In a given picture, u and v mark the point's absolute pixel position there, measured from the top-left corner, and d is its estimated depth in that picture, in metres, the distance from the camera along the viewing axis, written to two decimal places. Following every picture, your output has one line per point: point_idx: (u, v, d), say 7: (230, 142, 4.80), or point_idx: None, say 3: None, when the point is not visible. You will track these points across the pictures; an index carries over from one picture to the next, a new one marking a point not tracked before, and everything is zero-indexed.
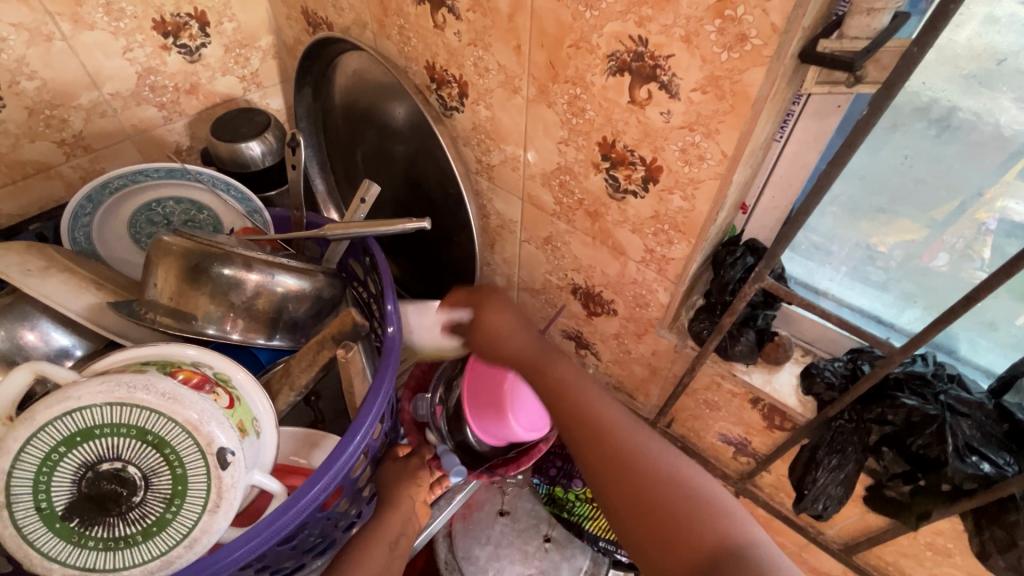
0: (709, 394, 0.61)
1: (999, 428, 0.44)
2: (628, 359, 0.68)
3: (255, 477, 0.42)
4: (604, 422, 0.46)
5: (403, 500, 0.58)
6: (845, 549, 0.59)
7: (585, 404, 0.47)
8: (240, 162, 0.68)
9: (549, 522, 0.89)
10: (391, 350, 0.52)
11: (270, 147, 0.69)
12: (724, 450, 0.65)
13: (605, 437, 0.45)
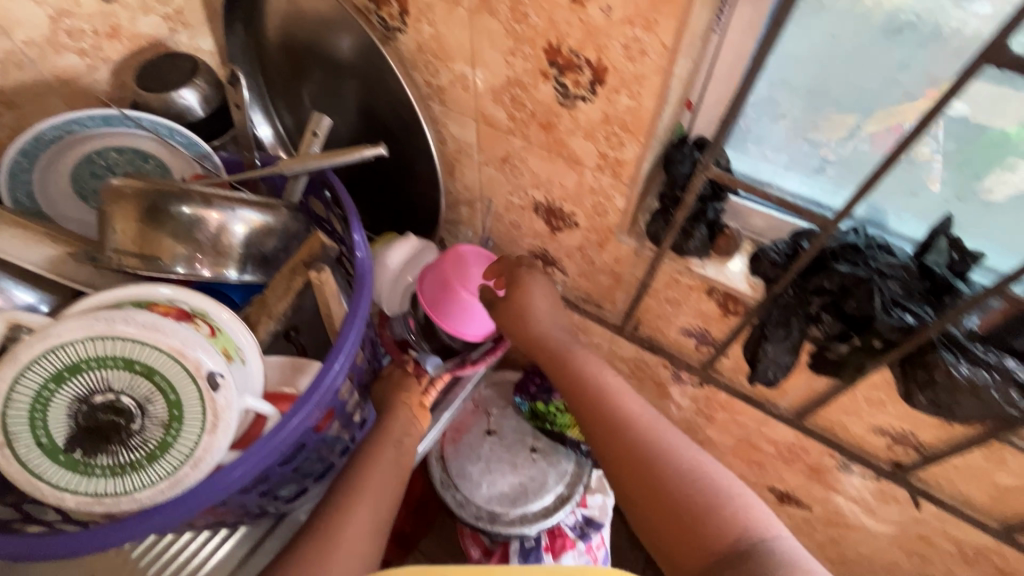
0: (670, 292, 0.65)
1: (922, 285, 0.50)
2: (593, 269, 0.71)
3: (247, 400, 0.44)
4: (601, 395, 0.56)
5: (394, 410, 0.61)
6: (797, 415, 0.66)
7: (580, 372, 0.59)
8: (173, 112, 0.65)
9: (535, 435, 0.96)
10: (364, 277, 0.53)
11: (202, 93, 0.66)
12: (687, 343, 0.70)
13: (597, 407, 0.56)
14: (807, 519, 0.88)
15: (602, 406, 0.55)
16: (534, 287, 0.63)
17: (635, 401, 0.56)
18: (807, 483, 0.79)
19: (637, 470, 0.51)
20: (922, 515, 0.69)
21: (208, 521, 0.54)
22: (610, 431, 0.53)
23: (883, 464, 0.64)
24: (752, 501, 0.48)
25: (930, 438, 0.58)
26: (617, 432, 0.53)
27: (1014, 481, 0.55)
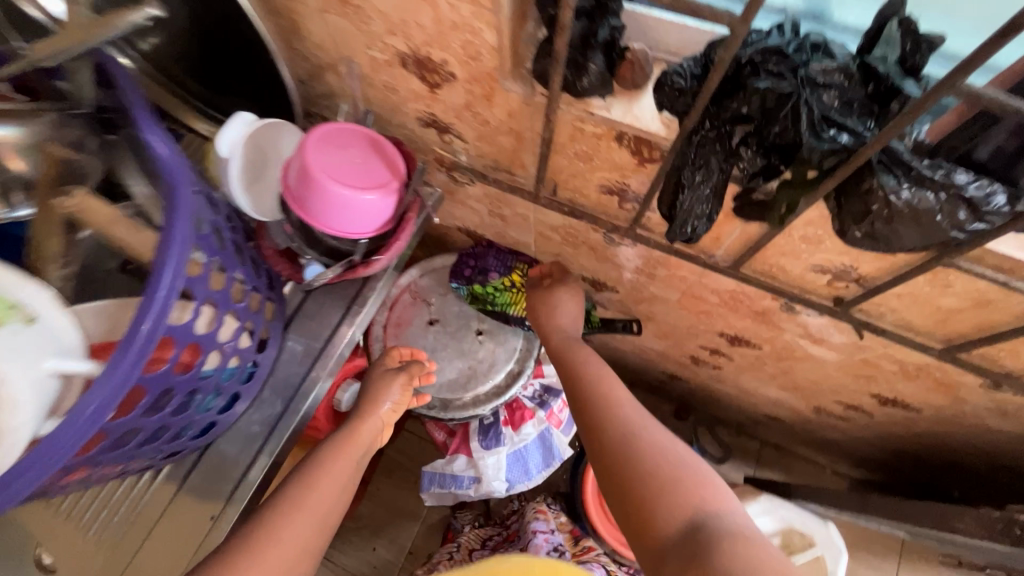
0: (578, 145, 0.54)
1: (863, 91, 0.39)
2: (490, 131, 0.59)
3: (46, 365, 0.38)
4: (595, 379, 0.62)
5: (384, 388, 0.70)
6: (732, 264, 0.59)
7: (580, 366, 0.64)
8: None
9: (479, 318, 0.92)
10: (176, 191, 0.43)
11: None
12: (609, 201, 0.61)
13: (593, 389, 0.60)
14: (758, 356, 0.87)
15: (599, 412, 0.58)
16: (562, 292, 0.78)
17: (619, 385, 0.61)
18: (754, 325, 0.76)
19: (615, 433, 0.55)
20: (866, 343, 0.66)
21: (102, 476, 0.50)
22: (604, 410, 0.57)
23: (824, 302, 0.59)
24: (773, 555, 0.45)
25: (871, 270, 0.51)
26: (608, 442, 0.55)
27: (958, 302, 0.51)
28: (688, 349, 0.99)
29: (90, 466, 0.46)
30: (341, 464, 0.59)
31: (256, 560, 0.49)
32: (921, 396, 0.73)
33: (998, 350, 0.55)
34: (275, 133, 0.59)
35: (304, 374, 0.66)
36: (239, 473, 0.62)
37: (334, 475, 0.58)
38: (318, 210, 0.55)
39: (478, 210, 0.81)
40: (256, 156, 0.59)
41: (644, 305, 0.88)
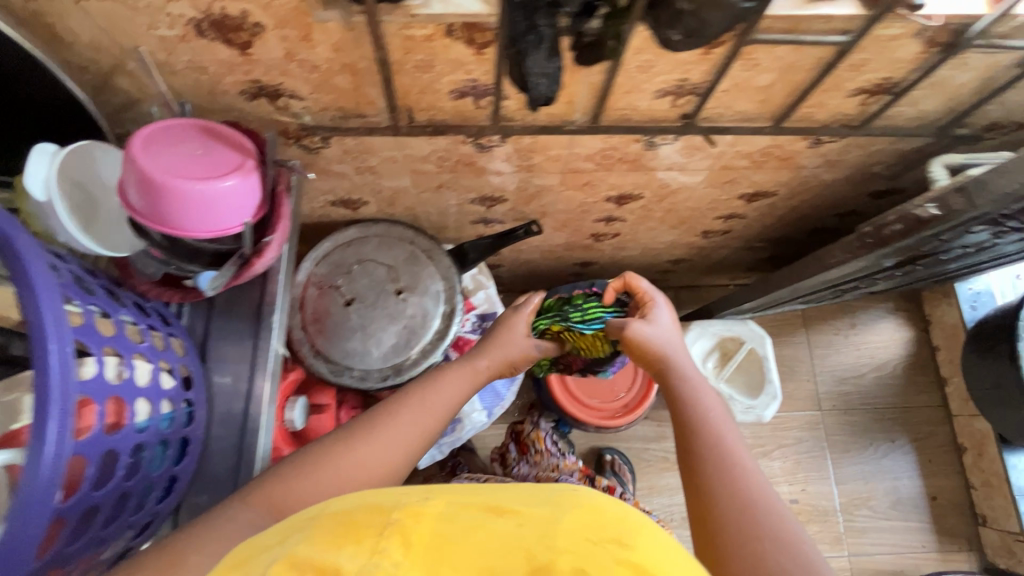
0: (415, 57, 0.55)
1: None
2: (324, 76, 0.57)
3: None
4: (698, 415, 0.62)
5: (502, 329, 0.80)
6: (591, 118, 0.65)
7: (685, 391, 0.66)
8: None
9: (393, 278, 0.91)
10: (27, 267, 0.38)
11: None
12: (465, 106, 0.63)
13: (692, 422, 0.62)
14: (644, 205, 0.96)
15: (699, 446, 0.59)
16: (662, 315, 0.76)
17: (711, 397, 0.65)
18: (631, 176, 0.84)
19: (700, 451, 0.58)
20: (719, 149, 0.76)
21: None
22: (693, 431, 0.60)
23: (675, 123, 0.67)
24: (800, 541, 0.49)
25: (699, 77, 0.59)
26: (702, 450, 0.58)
27: (769, 77, 0.60)
28: (587, 229, 1.06)
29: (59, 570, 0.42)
30: (439, 398, 0.68)
31: (336, 461, 0.58)
32: (773, 179, 0.87)
33: (810, 107, 0.66)
34: (94, 162, 0.54)
35: (246, 395, 0.62)
36: None
37: (447, 402, 0.69)
38: (182, 216, 0.51)
39: (345, 172, 0.79)
40: (76, 191, 0.53)
41: (535, 201, 0.93)
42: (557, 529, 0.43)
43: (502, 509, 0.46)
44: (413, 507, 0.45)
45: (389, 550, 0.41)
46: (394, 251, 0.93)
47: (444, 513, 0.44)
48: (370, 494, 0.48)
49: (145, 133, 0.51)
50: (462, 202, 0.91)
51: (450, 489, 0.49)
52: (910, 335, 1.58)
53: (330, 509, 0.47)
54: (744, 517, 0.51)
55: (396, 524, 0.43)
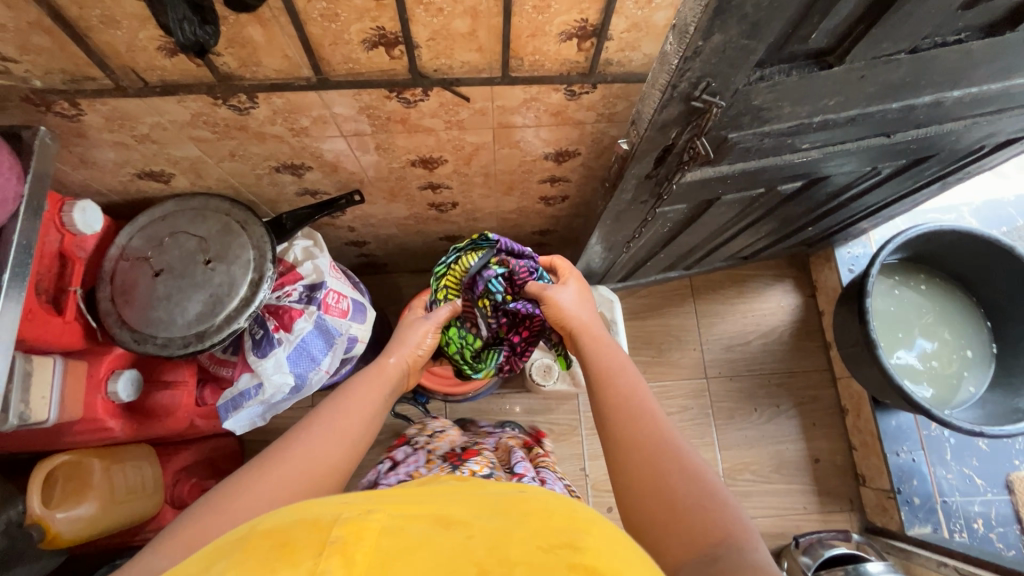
0: (94, 11, 0.56)
1: None
2: (18, 32, 0.59)
3: None
4: (630, 394, 0.68)
5: (410, 328, 0.91)
6: (314, 70, 0.67)
7: (611, 372, 0.72)
8: None
9: (203, 248, 0.93)
10: None
11: None
12: (182, 64, 0.64)
13: (625, 401, 0.67)
14: (457, 170, 0.98)
15: (639, 422, 0.63)
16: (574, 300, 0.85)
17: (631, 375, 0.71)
18: (418, 137, 0.86)
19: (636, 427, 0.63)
20: (481, 105, 0.78)
21: None
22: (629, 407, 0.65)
23: (406, 76, 0.69)
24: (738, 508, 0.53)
25: (392, 24, 0.60)
26: (640, 427, 0.63)
27: (466, 23, 0.61)
28: (420, 198, 1.08)
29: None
30: (365, 394, 0.76)
31: (279, 465, 0.62)
32: (564, 136, 0.88)
33: (531, 54, 0.67)
34: None
35: None
36: None
37: (367, 397, 0.76)
38: None
39: (123, 140, 0.80)
40: None
41: (344, 169, 0.94)
42: (509, 547, 0.41)
43: (454, 521, 0.44)
44: (355, 523, 0.42)
45: (327, 568, 0.38)
46: (207, 222, 0.94)
47: (390, 527, 0.42)
48: (299, 508, 0.46)
49: None
50: (270, 171, 0.93)
51: (393, 504, 0.48)
52: (798, 302, 1.59)
53: (259, 525, 0.45)
54: (695, 491, 0.54)
55: (332, 529, 0.41)
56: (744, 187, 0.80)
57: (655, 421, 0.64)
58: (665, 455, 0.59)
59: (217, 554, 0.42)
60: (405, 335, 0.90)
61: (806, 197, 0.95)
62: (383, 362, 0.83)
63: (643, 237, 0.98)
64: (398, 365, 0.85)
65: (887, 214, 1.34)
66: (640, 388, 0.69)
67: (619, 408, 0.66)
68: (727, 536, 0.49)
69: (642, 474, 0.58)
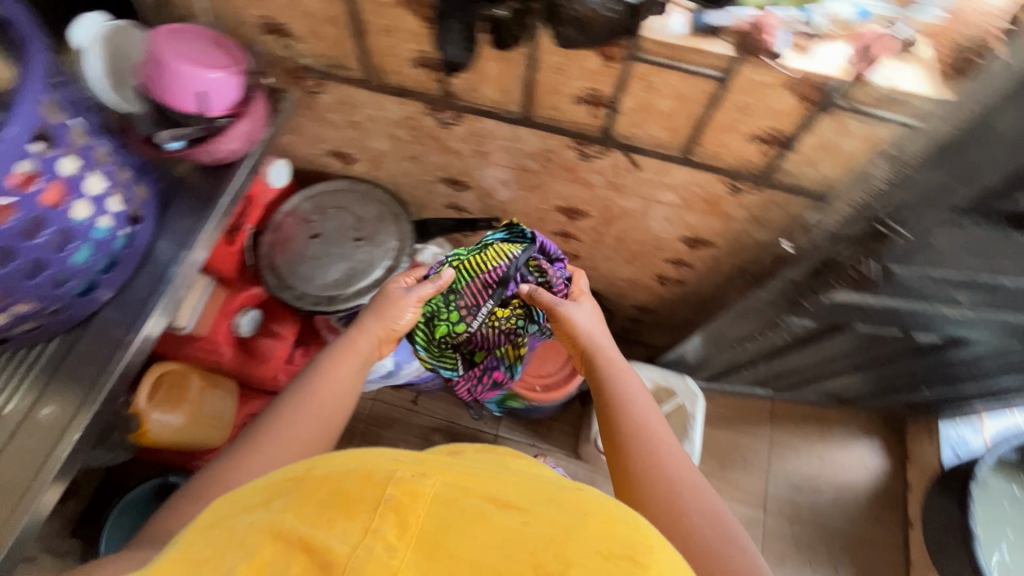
0: (381, 19, 0.69)
1: None
2: (315, 21, 0.73)
3: None
4: (641, 416, 0.68)
5: (391, 297, 0.79)
6: (524, 108, 0.76)
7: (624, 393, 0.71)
8: None
9: (357, 227, 1.05)
10: (29, 65, 0.53)
11: None
12: (421, 76, 0.76)
13: (634, 425, 0.67)
14: (594, 227, 1.04)
15: (649, 448, 0.64)
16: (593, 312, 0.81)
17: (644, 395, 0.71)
18: (575, 188, 0.94)
19: (646, 454, 0.63)
20: (646, 177, 0.84)
21: None
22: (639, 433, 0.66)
23: (597, 134, 0.77)
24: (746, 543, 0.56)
25: (608, 88, 0.69)
26: (652, 455, 0.63)
27: (670, 104, 0.69)
28: (548, 241, 1.15)
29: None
30: (339, 368, 0.72)
31: (253, 452, 0.63)
32: (707, 225, 0.93)
33: (715, 145, 0.73)
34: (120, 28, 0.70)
35: (179, 256, 0.75)
36: (115, 348, 0.70)
37: (338, 379, 0.71)
38: (173, 86, 0.67)
39: (336, 121, 0.94)
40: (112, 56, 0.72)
41: (497, 196, 1.04)
42: (570, 546, 0.41)
43: (509, 502, 0.45)
44: (410, 483, 0.44)
45: (383, 532, 0.41)
46: (367, 206, 1.06)
47: (444, 494, 0.44)
48: (339, 457, 0.48)
49: (178, 30, 0.69)
50: (434, 179, 1.04)
51: (441, 468, 0.49)
52: (883, 464, 1.48)
53: (313, 469, 0.47)
54: (704, 527, 0.56)
55: (392, 484, 0.44)
56: (878, 322, 0.81)
57: (666, 445, 0.64)
58: (676, 485, 0.60)
59: (275, 496, 0.46)
60: (381, 316, 0.77)
61: (932, 357, 0.93)
62: (356, 344, 0.75)
63: (757, 342, 1.00)
64: (376, 337, 0.77)
65: (1009, 402, 1.25)
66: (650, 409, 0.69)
67: (630, 433, 0.66)
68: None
69: (656, 508, 0.59)
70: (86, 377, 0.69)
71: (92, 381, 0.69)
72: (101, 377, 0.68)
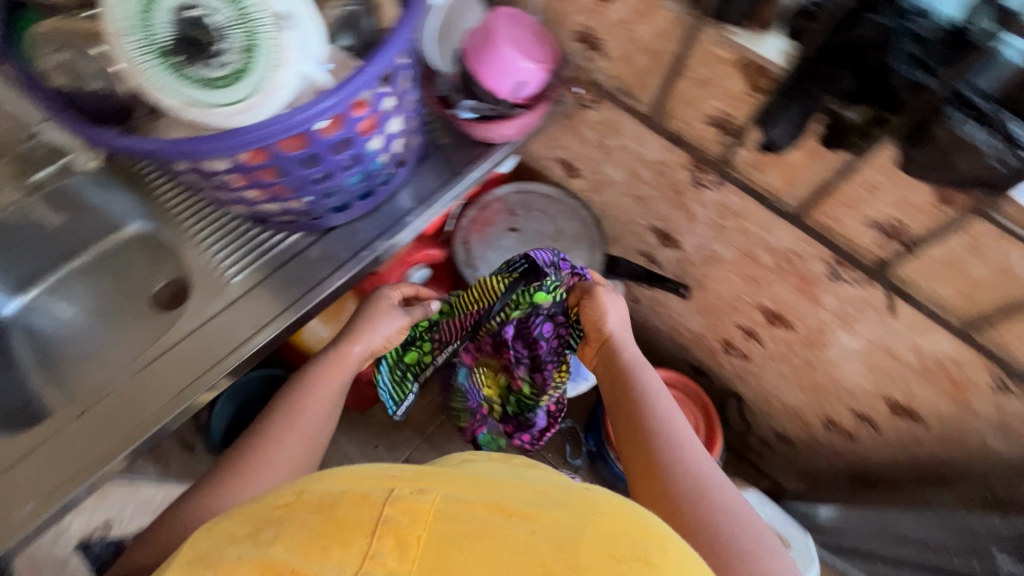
0: (703, 70, 0.67)
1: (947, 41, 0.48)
2: (633, 48, 0.72)
3: (309, 73, 0.53)
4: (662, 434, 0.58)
5: (374, 301, 0.73)
6: (800, 206, 0.70)
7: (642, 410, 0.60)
8: None
9: (553, 238, 1.05)
10: (412, 16, 0.57)
11: None
12: (709, 134, 0.73)
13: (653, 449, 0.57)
14: (790, 342, 0.94)
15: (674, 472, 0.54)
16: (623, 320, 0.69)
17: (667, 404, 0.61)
18: (797, 298, 0.85)
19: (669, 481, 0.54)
20: (895, 325, 0.74)
21: (261, 196, 0.65)
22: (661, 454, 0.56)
23: (869, 263, 0.69)
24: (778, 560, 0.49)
25: (918, 227, 0.61)
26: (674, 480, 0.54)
27: (986, 271, 0.59)
28: (726, 330, 1.07)
29: (256, 186, 0.62)
30: (323, 380, 0.66)
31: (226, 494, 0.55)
32: (932, 401, 0.80)
33: (1012, 333, 0.62)
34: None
35: (416, 207, 0.79)
36: (334, 265, 0.76)
37: (320, 404, 0.64)
38: (486, 67, 0.70)
39: (586, 138, 0.94)
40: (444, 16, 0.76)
41: (701, 267, 0.98)
42: (580, 553, 0.38)
43: (516, 511, 0.42)
44: (407, 500, 0.41)
45: (382, 558, 0.38)
46: (570, 223, 1.06)
47: (446, 507, 0.41)
48: (333, 476, 0.45)
49: (514, 13, 0.72)
50: (646, 225, 1.01)
51: (433, 476, 0.47)
52: None
53: (303, 495, 0.43)
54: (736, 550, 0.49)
55: (387, 503, 0.41)
56: None
57: (689, 453, 0.56)
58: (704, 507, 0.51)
59: (267, 525, 0.41)
60: (358, 332, 0.70)
61: None
62: (343, 352, 0.68)
63: None
64: (361, 354, 0.70)
65: None
66: (673, 418, 0.59)
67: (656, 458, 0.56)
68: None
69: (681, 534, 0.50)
70: (303, 278, 0.75)
71: (307, 285, 0.75)
72: (316, 286, 0.74)
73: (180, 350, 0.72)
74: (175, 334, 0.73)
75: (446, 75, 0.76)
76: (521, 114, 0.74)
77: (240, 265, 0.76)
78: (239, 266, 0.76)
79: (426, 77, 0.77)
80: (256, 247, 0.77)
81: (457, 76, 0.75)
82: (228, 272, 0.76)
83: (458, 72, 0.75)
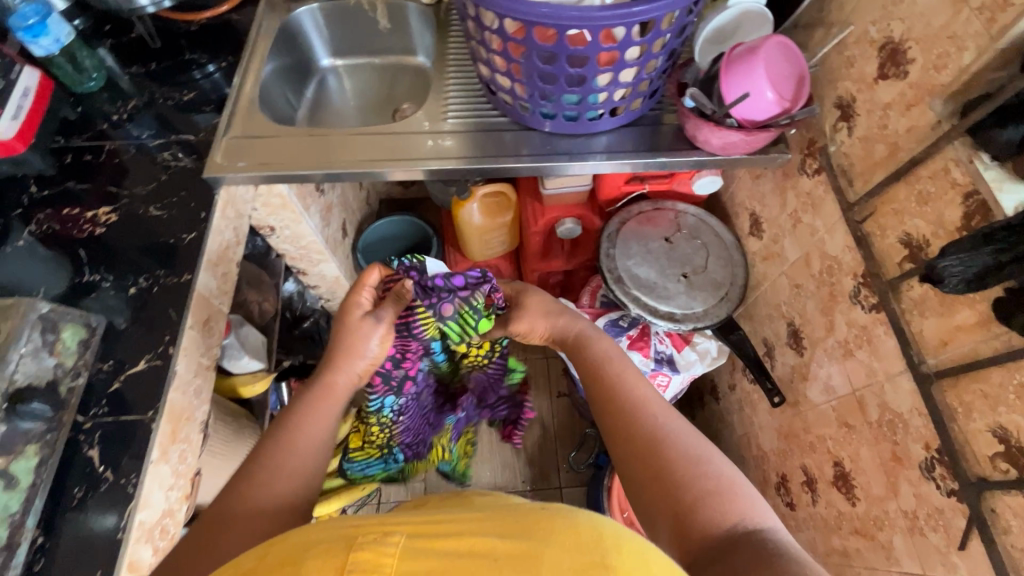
0: (928, 184, 0.63)
1: None
2: (878, 135, 0.70)
3: None
4: (634, 412, 0.66)
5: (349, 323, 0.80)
6: (935, 371, 0.63)
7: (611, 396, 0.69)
8: None
9: (693, 270, 1.04)
10: None
11: None
12: (895, 252, 0.68)
13: (625, 431, 0.65)
14: (841, 515, 0.84)
15: (646, 444, 0.63)
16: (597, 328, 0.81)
17: (637, 385, 0.70)
18: (875, 473, 0.75)
19: (642, 452, 0.62)
20: (956, 562, 0.62)
21: (502, 69, 0.80)
22: (633, 429, 0.65)
23: (969, 474, 0.59)
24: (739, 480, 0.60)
25: None
26: (649, 450, 0.62)
27: None
28: (789, 466, 0.97)
29: (503, 57, 0.77)
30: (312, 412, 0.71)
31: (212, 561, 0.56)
32: None
33: None
34: (762, 27, 0.81)
35: (601, 154, 0.88)
36: (513, 153, 0.89)
37: (317, 429, 0.70)
38: (731, 76, 0.74)
39: (786, 204, 0.92)
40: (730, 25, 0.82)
41: (807, 387, 0.91)
42: (541, 564, 0.45)
43: (478, 545, 0.48)
44: (377, 550, 0.46)
45: None
46: (719, 269, 1.05)
47: (409, 549, 0.47)
48: (313, 529, 0.51)
49: (790, 44, 0.74)
50: (785, 317, 0.96)
51: (394, 515, 0.53)
52: None
53: (273, 551, 0.49)
54: (706, 491, 0.58)
55: (352, 552, 0.46)
56: None
57: (658, 419, 0.65)
58: (674, 457, 0.61)
59: None
60: (344, 356, 0.77)
61: None
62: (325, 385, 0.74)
63: None
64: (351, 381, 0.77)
65: None
66: (637, 393, 0.69)
67: (632, 436, 0.64)
68: (744, 521, 0.55)
69: (657, 486, 0.59)
70: (487, 147, 0.90)
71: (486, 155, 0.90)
72: (490, 158, 0.89)
73: (383, 139, 0.93)
74: (382, 129, 0.95)
75: (698, 69, 0.82)
76: (736, 131, 0.76)
77: (457, 114, 0.95)
78: (456, 115, 0.94)
79: (683, 65, 0.85)
80: (475, 111, 0.94)
81: (707, 73, 0.80)
82: (447, 114, 0.95)
83: (709, 70, 0.80)
